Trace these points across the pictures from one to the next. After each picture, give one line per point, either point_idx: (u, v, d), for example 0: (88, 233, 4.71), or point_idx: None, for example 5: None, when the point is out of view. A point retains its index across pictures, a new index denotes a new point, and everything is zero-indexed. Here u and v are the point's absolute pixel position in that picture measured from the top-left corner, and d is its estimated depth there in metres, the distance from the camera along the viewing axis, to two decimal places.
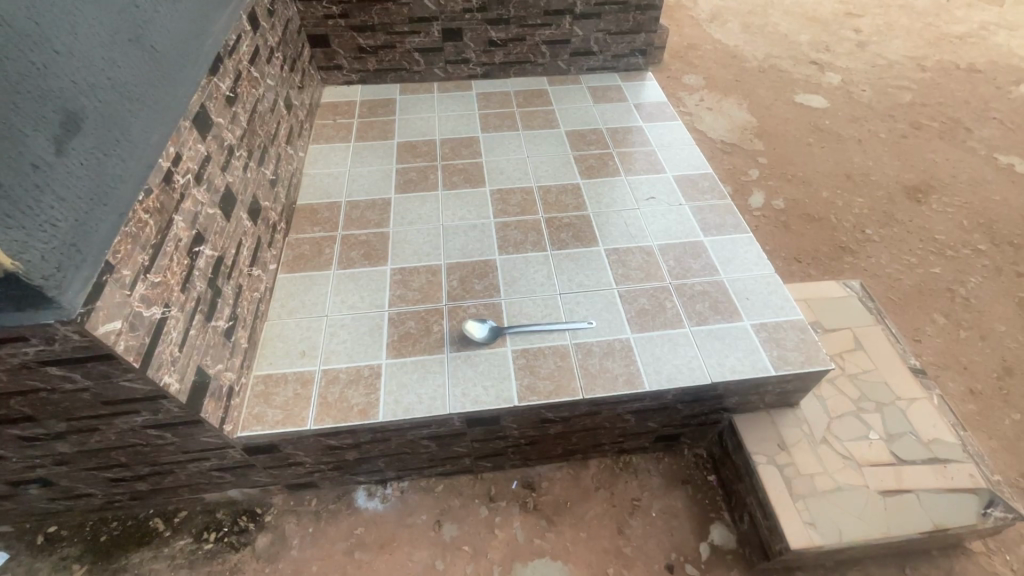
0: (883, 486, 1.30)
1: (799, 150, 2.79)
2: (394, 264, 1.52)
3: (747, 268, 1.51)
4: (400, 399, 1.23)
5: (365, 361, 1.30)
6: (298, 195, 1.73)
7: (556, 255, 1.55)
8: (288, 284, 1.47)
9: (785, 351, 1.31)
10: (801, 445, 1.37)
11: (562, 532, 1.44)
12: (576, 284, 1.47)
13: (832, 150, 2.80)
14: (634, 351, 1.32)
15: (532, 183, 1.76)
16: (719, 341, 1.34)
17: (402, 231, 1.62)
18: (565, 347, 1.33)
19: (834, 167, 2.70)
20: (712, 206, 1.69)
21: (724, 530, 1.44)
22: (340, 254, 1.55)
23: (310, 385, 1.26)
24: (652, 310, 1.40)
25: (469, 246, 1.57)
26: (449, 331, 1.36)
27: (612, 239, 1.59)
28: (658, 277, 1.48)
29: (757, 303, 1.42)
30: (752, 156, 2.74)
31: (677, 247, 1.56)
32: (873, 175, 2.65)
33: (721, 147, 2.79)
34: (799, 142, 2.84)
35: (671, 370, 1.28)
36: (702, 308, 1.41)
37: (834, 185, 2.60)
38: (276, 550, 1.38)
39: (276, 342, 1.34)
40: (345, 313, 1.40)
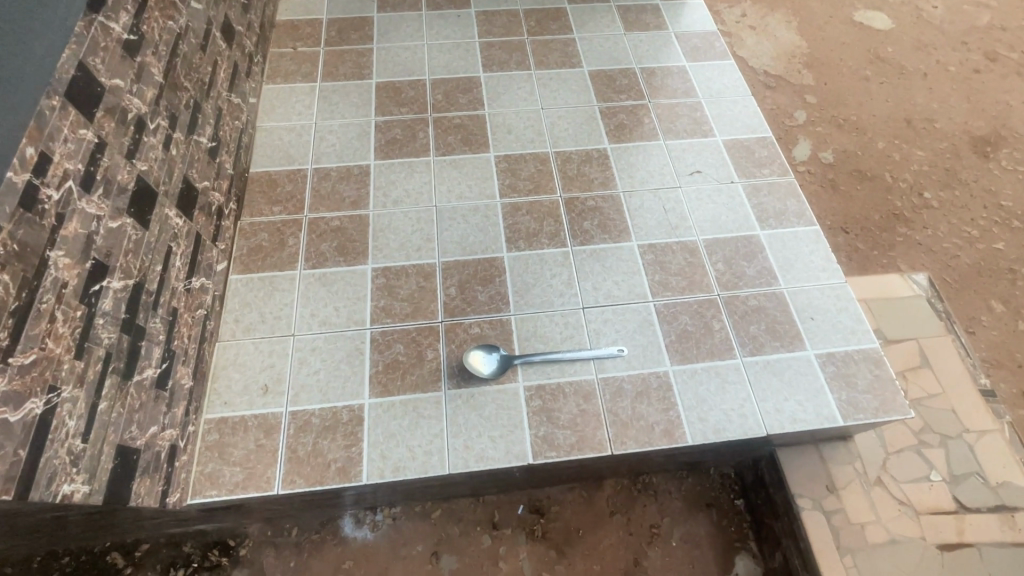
0: (941, 539, 1.14)
1: (856, 85, 2.36)
2: (377, 263, 1.22)
3: (812, 275, 1.22)
4: (387, 455, 1.00)
5: (343, 401, 1.05)
6: (250, 160, 1.36)
7: (578, 253, 1.24)
8: (243, 289, 1.17)
9: (856, 394, 1.08)
10: (852, 487, 1.19)
11: (573, 565, 1.31)
12: (603, 294, 1.19)
13: (894, 87, 2.36)
14: (673, 391, 1.08)
15: (548, 149, 1.41)
16: (778, 380, 1.09)
17: (385, 214, 1.29)
18: (590, 383, 1.08)
19: (894, 109, 2.29)
20: (771, 186, 1.36)
21: (750, 562, 1.31)
22: (308, 247, 1.24)
23: (277, 433, 1.02)
24: (696, 334, 1.14)
25: (470, 238, 1.26)
26: (446, 361, 1.10)
27: (648, 231, 1.28)
28: (704, 287, 1.20)
29: (823, 325, 1.16)
30: (799, 93, 2.32)
31: (727, 245, 1.26)
32: (939, 121, 2.26)
33: (765, 80, 2.35)
34: (856, 75, 2.39)
35: (719, 418, 1.05)
36: (757, 331, 1.15)
37: (893, 133, 2.22)
38: None
39: (231, 372, 1.08)
40: (317, 332, 1.13)
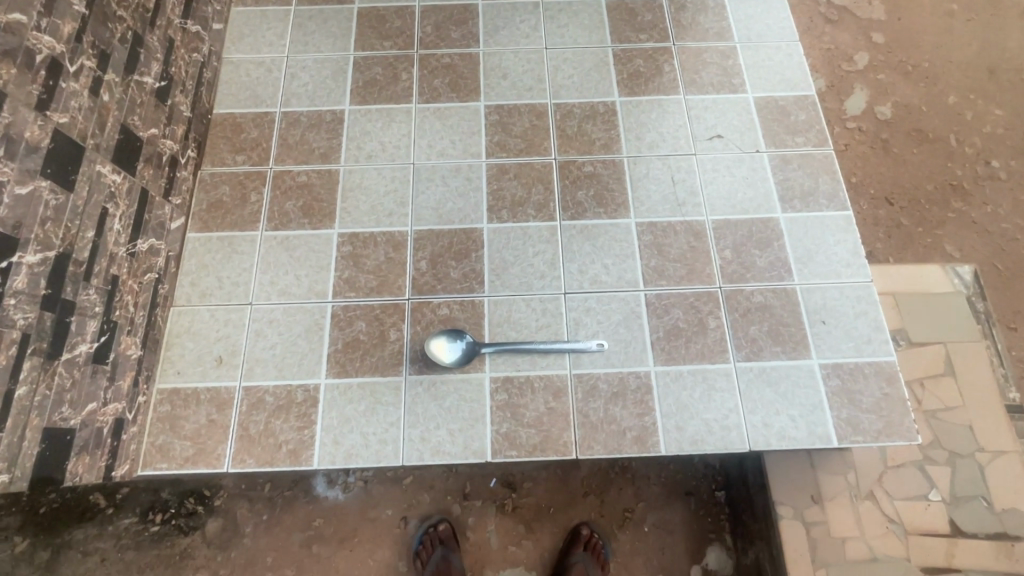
0: (927, 562, 1.07)
1: (936, 21, 1.99)
2: (344, 228, 1.11)
3: (833, 271, 1.07)
4: (339, 441, 0.96)
5: (298, 380, 1.00)
6: (213, 98, 1.22)
7: (567, 228, 1.10)
8: (200, 249, 1.09)
9: (859, 413, 0.97)
10: (840, 500, 1.12)
11: (540, 541, 1.30)
12: (588, 279, 1.07)
13: (982, 26, 1.98)
14: (653, 395, 0.98)
15: (547, 101, 1.22)
16: (771, 391, 0.98)
17: (357, 171, 1.16)
18: (562, 380, 0.99)
19: (977, 55, 1.94)
20: (803, 159, 1.16)
21: (722, 554, 1.28)
22: (270, 205, 1.13)
23: (229, 409, 0.98)
24: (688, 332, 1.02)
25: (448, 204, 1.13)
26: (410, 343, 1.02)
27: (650, 207, 1.12)
28: (704, 278, 1.06)
29: (835, 332, 1.02)
30: (866, 31, 1.97)
31: (739, 228, 1.10)
32: None
33: (826, 12, 2.00)
34: (939, 8, 2.01)
35: (699, 429, 0.96)
36: (757, 333, 1.02)
37: (969, 85, 1.89)
38: (229, 537, 1.28)
39: (185, 341, 1.02)
40: (276, 303, 1.05)
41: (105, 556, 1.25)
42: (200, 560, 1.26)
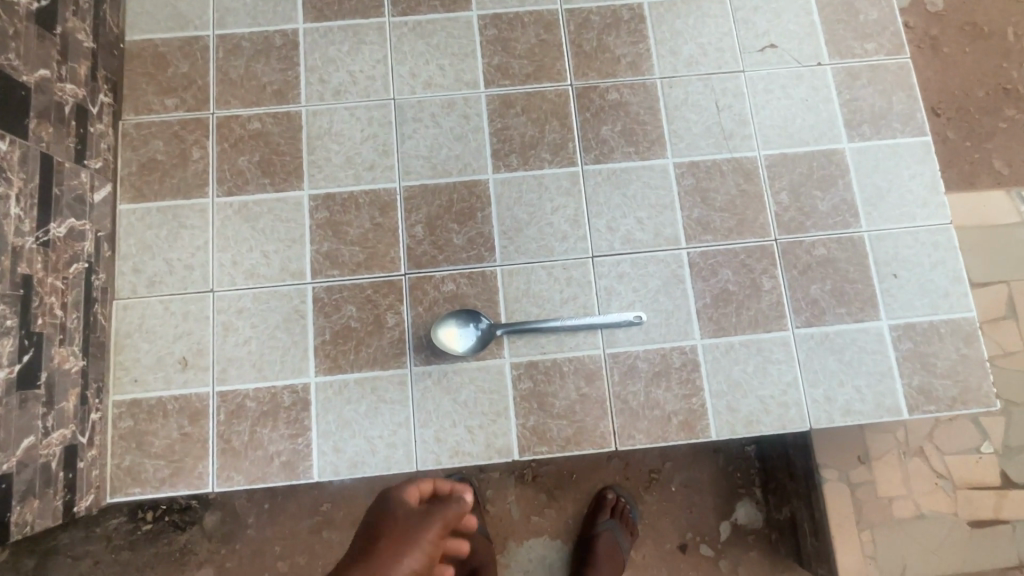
0: (976, 516, 1.02)
1: None
2: (316, 188, 0.89)
3: (906, 213, 0.90)
4: (340, 448, 0.82)
5: (283, 380, 0.84)
6: (123, 21, 0.94)
7: (591, 175, 0.90)
8: (139, 225, 0.88)
9: (933, 379, 0.85)
10: (887, 459, 1.04)
11: (563, 509, 1.23)
12: (620, 238, 0.89)
13: None
14: (700, 373, 0.85)
15: (556, 6, 0.96)
16: (835, 360, 0.85)
17: (323, 112, 0.92)
18: (595, 361, 0.85)
19: None
20: (873, 72, 0.94)
21: (752, 509, 1.22)
22: (218, 162, 0.90)
23: (204, 420, 0.83)
24: (739, 297, 0.87)
25: (443, 150, 0.91)
26: (412, 329, 0.85)
27: (690, 142, 0.92)
28: (757, 229, 0.89)
29: (908, 286, 0.88)
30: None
31: (798, 165, 0.91)
32: None
33: None
34: None
35: (754, 408, 0.84)
36: (819, 293, 0.87)
37: None
38: (231, 529, 1.19)
39: (139, 341, 0.85)
40: (243, 288, 0.86)
41: (97, 559, 1.16)
42: (203, 555, 1.18)
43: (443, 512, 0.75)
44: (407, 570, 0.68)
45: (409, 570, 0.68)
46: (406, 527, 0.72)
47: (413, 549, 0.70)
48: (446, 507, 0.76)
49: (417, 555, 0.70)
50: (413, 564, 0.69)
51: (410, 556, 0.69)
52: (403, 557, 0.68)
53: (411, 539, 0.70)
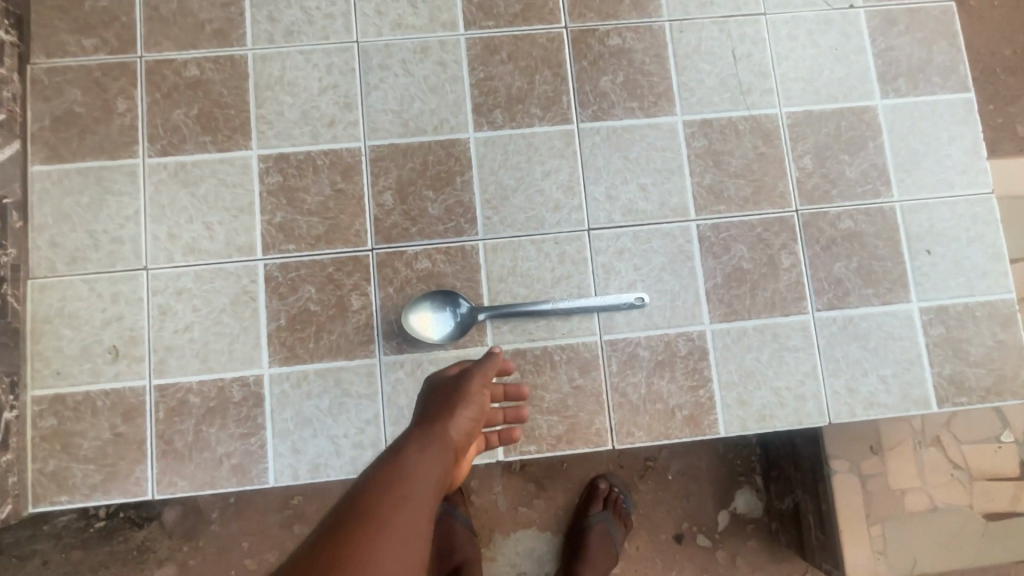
0: (992, 509, 0.96)
1: None
2: (266, 147, 0.76)
3: (943, 180, 0.79)
4: (300, 448, 0.72)
5: (231, 371, 0.73)
6: None
7: (588, 135, 0.78)
8: (55, 189, 0.74)
9: (966, 369, 0.76)
10: (900, 449, 0.97)
11: (553, 499, 1.15)
12: (620, 208, 0.77)
13: None
14: (709, 362, 0.75)
15: None
16: (859, 347, 0.76)
17: (273, 57, 0.78)
18: (590, 349, 0.75)
19: None
20: (913, 17, 0.82)
21: (752, 497, 1.14)
22: (149, 116, 0.76)
23: (140, 418, 0.72)
24: (754, 276, 0.77)
25: (415, 104, 0.78)
26: (381, 312, 0.74)
27: (702, 97, 0.79)
28: (776, 199, 0.78)
29: (941, 264, 0.78)
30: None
31: (824, 124, 0.79)
32: None
33: None
34: None
35: (767, 401, 0.75)
36: (844, 271, 0.77)
37: None
38: (193, 525, 1.09)
39: (61, 328, 0.72)
40: (182, 265, 0.74)
41: (46, 559, 1.06)
42: (164, 553, 1.09)
43: (488, 365, 0.64)
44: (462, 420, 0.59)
45: (466, 421, 0.59)
46: (453, 385, 0.62)
47: (464, 404, 0.60)
48: (483, 361, 0.65)
49: (471, 408, 0.60)
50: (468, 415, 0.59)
51: (467, 413, 0.59)
52: (458, 415, 0.59)
53: (464, 395, 0.60)
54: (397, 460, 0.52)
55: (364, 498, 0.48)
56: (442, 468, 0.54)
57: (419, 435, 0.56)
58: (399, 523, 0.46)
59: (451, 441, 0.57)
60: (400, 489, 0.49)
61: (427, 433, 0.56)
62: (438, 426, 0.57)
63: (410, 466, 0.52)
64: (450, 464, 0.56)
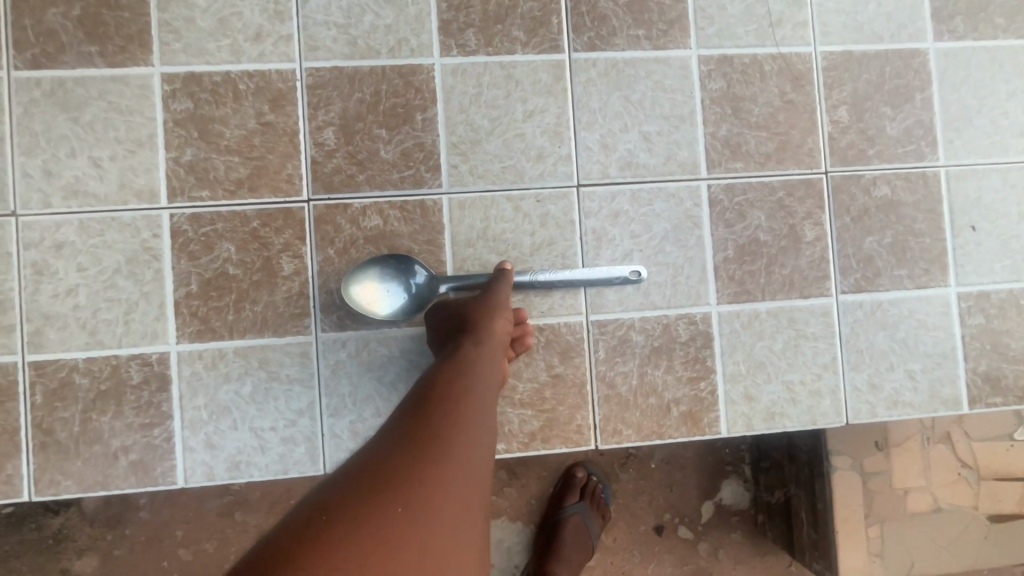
0: (997, 510, 0.89)
1: None
2: (171, 64, 0.59)
3: (998, 143, 0.67)
4: (216, 443, 0.59)
5: (128, 348, 0.58)
6: None
7: (581, 68, 0.63)
8: None
9: (1004, 365, 0.66)
10: (907, 444, 0.88)
11: (526, 487, 1.05)
12: (617, 160, 0.63)
13: None
14: (713, 350, 0.63)
15: None
16: (886, 336, 0.65)
17: None
18: (574, 332, 0.62)
19: None
20: None
21: (740, 488, 1.04)
22: (15, 15, 0.58)
23: (11, 403, 0.57)
24: (772, 250, 0.64)
25: (366, 17, 0.61)
26: (319, 279, 0.60)
27: (723, 27, 0.65)
28: (803, 157, 0.65)
29: (988, 243, 0.66)
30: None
31: (865, 68, 0.66)
32: None
33: None
34: None
35: (778, 397, 0.64)
36: (876, 248, 0.65)
37: None
38: (118, 512, 0.96)
39: None
40: (62, 212, 0.58)
41: None
42: (84, 542, 0.96)
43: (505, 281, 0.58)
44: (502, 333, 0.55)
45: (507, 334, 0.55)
46: (479, 303, 0.56)
47: (498, 314, 0.55)
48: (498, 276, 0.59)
49: (505, 318, 0.56)
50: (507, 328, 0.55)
51: (502, 323, 0.55)
52: (494, 324, 0.54)
53: (495, 311, 0.55)
54: (447, 374, 0.49)
55: (426, 415, 0.45)
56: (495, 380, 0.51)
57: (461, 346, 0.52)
58: (468, 439, 0.45)
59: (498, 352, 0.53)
60: (462, 406, 0.47)
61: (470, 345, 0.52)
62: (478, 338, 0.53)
63: (464, 381, 0.49)
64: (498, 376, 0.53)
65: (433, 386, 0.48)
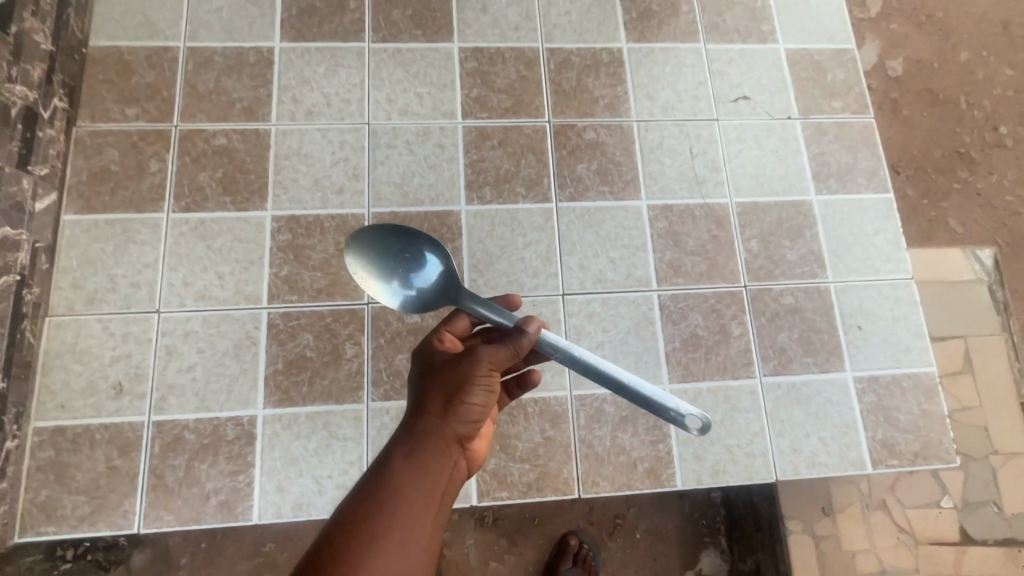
0: (936, 573, 1.02)
1: None
2: (280, 209, 0.86)
3: (870, 266, 0.92)
4: (285, 487, 0.77)
5: (227, 412, 0.78)
6: (87, 26, 0.90)
7: (565, 212, 0.90)
8: (84, 238, 0.82)
9: (896, 434, 0.85)
10: (850, 511, 1.04)
11: (524, 554, 1.16)
12: (591, 276, 0.87)
13: None
14: (668, 419, 0.83)
15: (539, 45, 0.96)
16: (802, 411, 0.85)
17: (294, 132, 0.89)
18: (561, 404, 0.82)
19: None
20: (841, 129, 0.98)
21: (717, 559, 1.16)
22: (177, 178, 0.86)
23: (134, 453, 0.76)
24: (708, 342, 0.86)
25: (415, 178, 0.89)
26: (371, 361, 0.81)
27: (664, 185, 0.92)
28: (728, 275, 0.89)
29: (871, 339, 0.88)
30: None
31: (767, 213, 0.92)
32: None
33: None
34: None
35: (721, 458, 0.82)
36: (787, 341, 0.87)
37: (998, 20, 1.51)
38: (161, 571, 1.09)
39: (70, 363, 0.78)
40: (192, 310, 0.81)
41: None
42: None
43: (505, 346, 0.58)
44: (478, 407, 0.57)
45: (483, 407, 0.57)
46: (467, 369, 0.57)
47: (473, 395, 0.56)
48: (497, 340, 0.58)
49: (477, 397, 0.56)
50: (484, 402, 0.57)
51: (477, 400, 0.56)
52: (469, 401, 0.56)
53: (473, 386, 0.56)
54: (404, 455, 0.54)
55: (373, 516, 0.50)
56: (448, 475, 0.55)
57: (422, 427, 0.56)
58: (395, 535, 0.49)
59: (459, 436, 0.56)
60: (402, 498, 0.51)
61: (431, 428, 0.55)
62: (438, 420, 0.56)
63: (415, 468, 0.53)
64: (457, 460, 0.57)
65: (393, 472, 0.53)
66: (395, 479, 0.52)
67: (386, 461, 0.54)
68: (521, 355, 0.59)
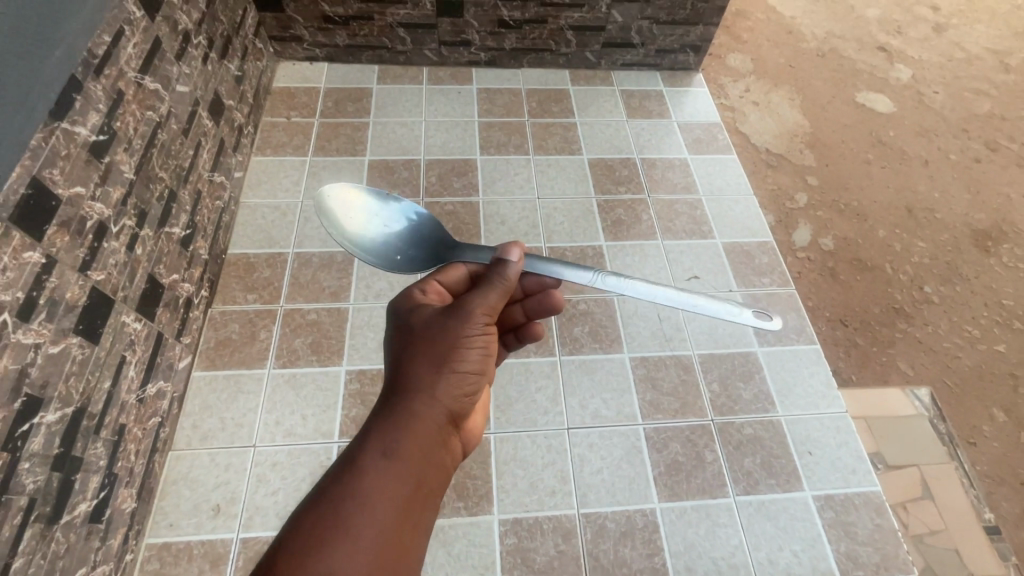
0: None
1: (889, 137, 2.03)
2: (352, 365, 1.15)
3: (812, 402, 1.16)
4: None
5: None
6: (228, 239, 1.30)
7: (566, 363, 1.17)
8: (206, 389, 1.10)
9: (856, 546, 1.00)
10: None
11: None
12: (589, 413, 1.11)
13: (926, 145, 2.01)
14: (660, 534, 1.00)
15: (541, 244, 1.35)
16: (773, 526, 1.01)
17: (365, 308, 1.22)
18: (570, 519, 1.00)
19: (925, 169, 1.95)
20: (771, 298, 1.30)
21: None
22: (279, 343, 1.16)
23: (223, 565, 0.93)
24: (687, 467, 1.06)
25: None
26: None
27: (640, 342, 1.21)
28: (697, 411, 1.13)
29: (822, 463, 1.08)
30: (800, 145, 1.97)
31: (723, 362, 1.20)
32: (976, 189, 1.91)
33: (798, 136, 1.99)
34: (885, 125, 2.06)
35: (708, 569, 0.97)
36: (752, 466, 1.07)
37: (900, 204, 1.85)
38: None
39: (182, 488, 0.99)
40: (280, 445, 1.05)
41: None
42: None
43: (493, 292, 0.76)
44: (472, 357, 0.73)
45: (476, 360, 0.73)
46: (464, 322, 0.73)
47: (468, 348, 0.72)
48: (482, 288, 0.76)
49: (472, 350, 0.73)
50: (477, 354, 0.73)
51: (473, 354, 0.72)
52: (466, 354, 0.72)
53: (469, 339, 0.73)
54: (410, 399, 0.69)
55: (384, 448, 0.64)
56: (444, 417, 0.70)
57: (419, 373, 0.71)
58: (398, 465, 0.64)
59: (441, 403, 0.70)
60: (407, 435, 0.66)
61: (424, 387, 0.70)
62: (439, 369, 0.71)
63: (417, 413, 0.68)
64: (449, 414, 0.71)
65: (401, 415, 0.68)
66: (400, 420, 0.67)
67: (385, 416, 0.68)
68: (505, 283, 0.77)
